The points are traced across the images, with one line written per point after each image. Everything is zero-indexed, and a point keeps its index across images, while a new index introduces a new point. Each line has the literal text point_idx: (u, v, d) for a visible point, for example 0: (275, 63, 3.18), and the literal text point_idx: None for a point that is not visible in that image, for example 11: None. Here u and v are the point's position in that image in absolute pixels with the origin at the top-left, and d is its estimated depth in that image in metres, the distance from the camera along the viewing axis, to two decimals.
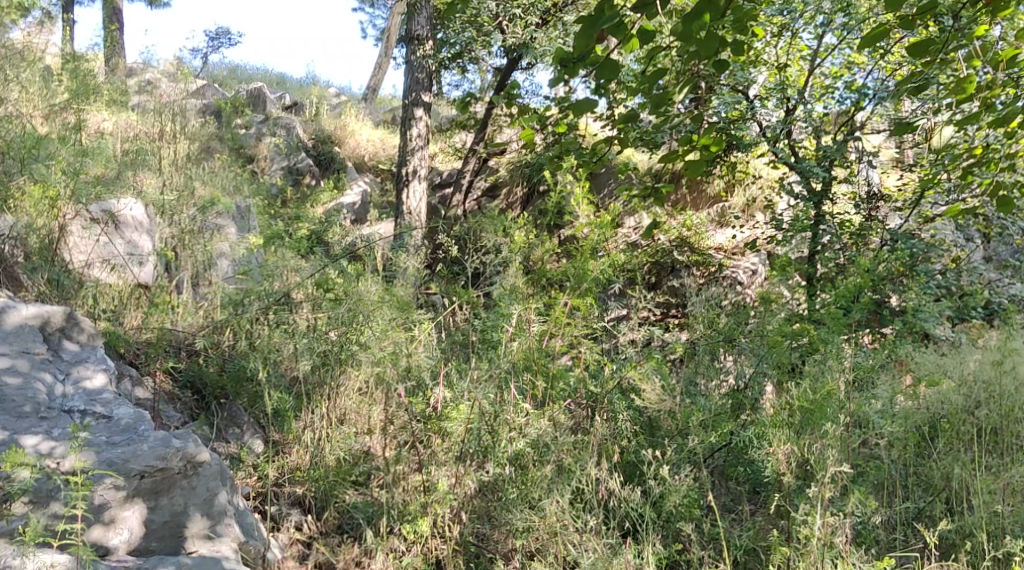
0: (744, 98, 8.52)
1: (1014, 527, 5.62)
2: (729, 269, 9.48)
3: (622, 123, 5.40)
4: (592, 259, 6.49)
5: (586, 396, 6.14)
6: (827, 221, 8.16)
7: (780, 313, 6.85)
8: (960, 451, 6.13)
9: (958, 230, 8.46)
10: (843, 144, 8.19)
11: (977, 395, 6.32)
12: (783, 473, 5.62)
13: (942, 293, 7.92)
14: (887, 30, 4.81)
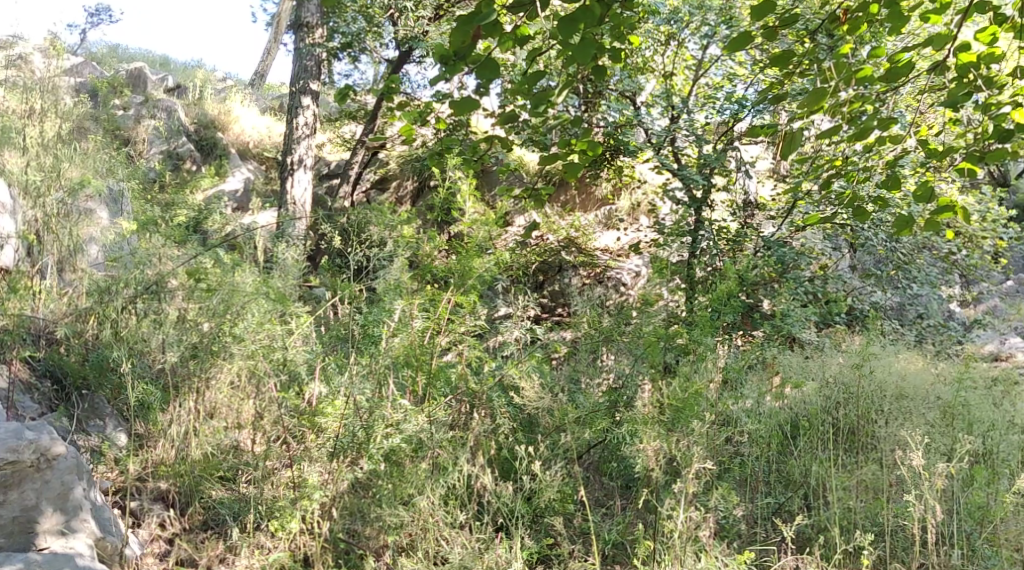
0: (631, 105, 8.78)
1: (865, 521, 5.96)
2: (614, 270, 9.75)
3: (500, 123, 5.40)
4: (477, 255, 6.44)
5: (467, 392, 6.07)
6: (706, 227, 8.49)
7: (659, 316, 6.95)
8: (817, 450, 6.46)
9: (827, 239, 8.72)
10: (723, 153, 8.36)
11: (837, 396, 6.61)
12: (652, 468, 5.74)
13: (810, 299, 8.26)
14: (751, 38, 4.89)
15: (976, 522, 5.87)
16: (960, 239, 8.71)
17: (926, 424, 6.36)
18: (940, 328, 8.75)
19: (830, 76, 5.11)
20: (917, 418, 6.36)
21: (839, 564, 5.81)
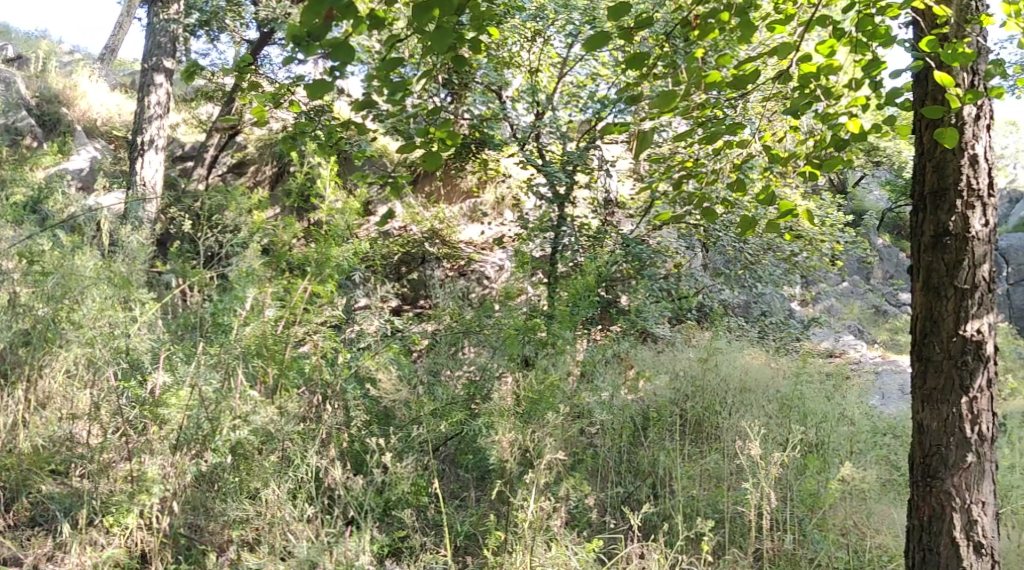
0: (496, 98, 8.84)
1: (706, 508, 6.41)
2: (477, 264, 9.80)
3: (355, 109, 5.20)
4: (336, 244, 6.20)
5: (320, 383, 5.96)
6: (568, 224, 8.66)
7: (519, 310, 6.94)
8: (663, 439, 7.00)
9: (681, 238, 9.08)
10: (587, 151, 8.57)
11: (686, 389, 7.37)
12: (506, 460, 5.75)
13: (664, 295, 8.59)
14: (609, 37, 4.91)
15: (806, 508, 6.50)
16: (802, 242, 8.92)
17: (764, 415, 7.21)
18: (783, 324, 9.18)
19: (681, 80, 5.22)
20: (757, 409, 7.22)
21: (682, 549, 6.24)
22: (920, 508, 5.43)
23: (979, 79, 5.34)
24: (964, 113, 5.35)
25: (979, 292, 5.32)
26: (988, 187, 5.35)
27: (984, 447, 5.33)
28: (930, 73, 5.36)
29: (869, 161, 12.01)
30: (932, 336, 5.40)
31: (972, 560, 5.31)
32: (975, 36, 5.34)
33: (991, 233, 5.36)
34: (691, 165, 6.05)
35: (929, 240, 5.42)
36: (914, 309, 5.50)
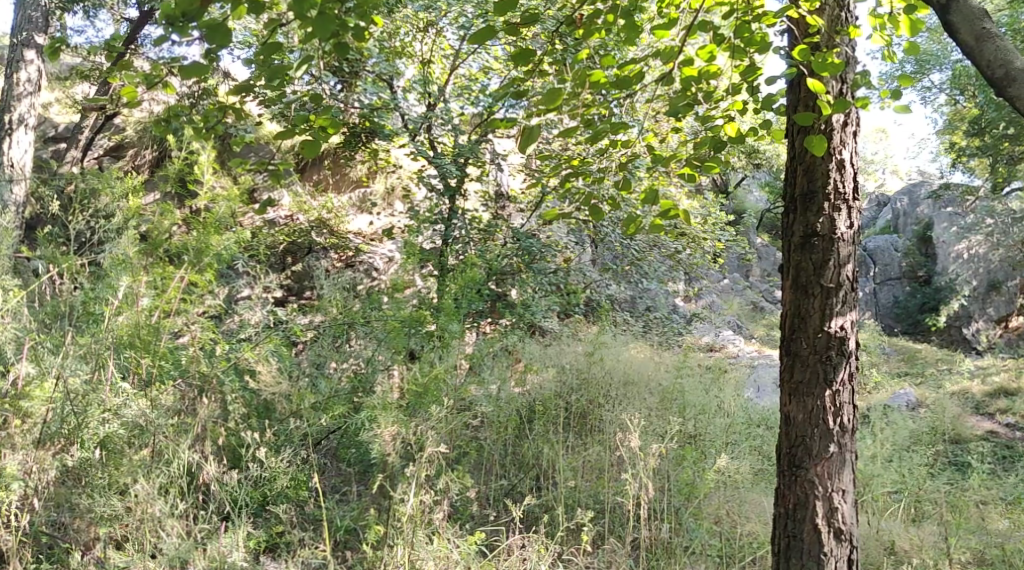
0: (387, 87, 8.69)
1: (587, 499, 6.67)
2: (366, 255, 9.64)
3: (232, 93, 5.04)
4: (217, 232, 5.99)
5: (197, 376, 5.75)
6: (459, 216, 8.66)
7: (407, 303, 6.87)
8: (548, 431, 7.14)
9: (570, 233, 9.22)
10: (477, 144, 8.53)
11: (572, 381, 7.50)
12: (388, 454, 5.66)
13: (552, 290, 8.70)
14: (495, 32, 4.91)
15: (683, 498, 6.76)
16: (685, 240, 9.12)
17: (646, 407, 7.45)
18: (666, 319, 9.47)
19: (566, 78, 5.28)
20: (640, 402, 7.44)
21: (562, 539, 6.43)
22: (785, 496, 5.60)
23: (847, 88, 5.53)
24: (833, 119, 5.50)
25: (844, 291, 5.51)
26: (854, 191, 5.53)
27: (845, 437, 5.53)
28: (802, 79, 5.53)
29: (750, 161, 12.31)
30: (799, 332, 5.58)
31: (833, 545, 5.50)
32: (843, 46, 5.54)
33: (855, 235, 5.55)
34: (577, 163, 6.10)
35: (798, 240, 5.58)
36: (783, 307, 5.66)
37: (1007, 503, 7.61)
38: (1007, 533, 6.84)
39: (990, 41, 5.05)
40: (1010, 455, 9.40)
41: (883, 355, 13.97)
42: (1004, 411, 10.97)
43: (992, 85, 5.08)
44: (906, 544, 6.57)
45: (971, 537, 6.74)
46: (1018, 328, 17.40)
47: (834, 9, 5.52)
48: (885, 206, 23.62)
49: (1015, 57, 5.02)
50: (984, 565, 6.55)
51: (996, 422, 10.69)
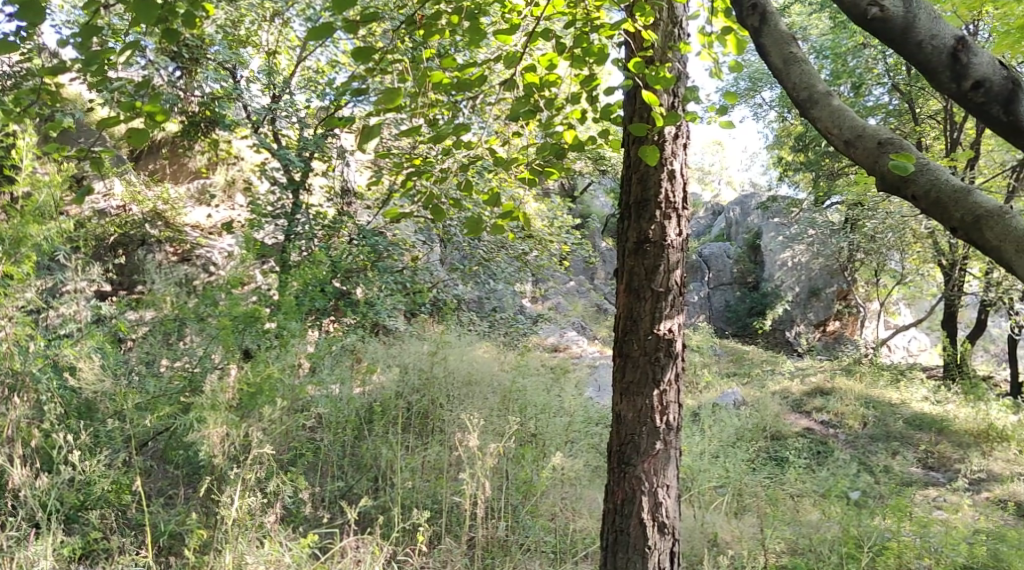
0: (229, 76, 8.37)
1: (425, 500, 6.63)
2: (203, 249, 9.42)
3: (49, 75, 4.77)
4: (35, 222, 5.67)
5: (7, 373, 5.52)
6: (303, 210, 8.48)
7: (244, 299, 6.70)
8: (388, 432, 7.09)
9: (417, 232, 9.21)
10: (322, 139, 8.42)
11: (414, 381, 7.51)
12: (215, 455, 5.53)
13: (397, 288, 8.67)
14: (333, 28, 4.83)
15: (521, 496, 6.84)
16: (532, 241, 9.22)
17: (486, 407, 7.56)
18: (511, 320, 9.79)
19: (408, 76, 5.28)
20: (480, 401, 7.57)
21: (397, 540, 6.37)
22: (614, 492, 5.71)
23: (678, 101, 5.80)
24: (665, 131, 5.66)
25: (672, 295, 5.67)
26: (683, 200, 5.70)
27: (670, 435, 5.69)
28: (638, 92, 5.76)
29: (596, 167, 12.57)
30: (630, 334, 5.71)
31: (657, 538, 5.65)
32: (675, 61, 5.77)
33: (684, 242, 5.73)
34: (419, 162, 6.07)
35: (631, 245, 5.71)
36: (617, 310, 5.79)
37: (820, 496, 7.97)
38: (817, 524, 7.09)
39: (797, 63, 4.53)
40: (823, 452, 9.85)
41: (715, 356, 14.52)
42: (819, 409, 11.50)
43: (797, 109, 4.54)
44: (727, 536, 6.87)
45: (787, 528, 7.02)
46: (834, 331, 18.38)
47: (668, 25, 5.77)
48: (720, 215, 24.55)
49: (820, 80, 4.50)
50: (797, 552, 6.87)
51: (813, 420, 11.22)
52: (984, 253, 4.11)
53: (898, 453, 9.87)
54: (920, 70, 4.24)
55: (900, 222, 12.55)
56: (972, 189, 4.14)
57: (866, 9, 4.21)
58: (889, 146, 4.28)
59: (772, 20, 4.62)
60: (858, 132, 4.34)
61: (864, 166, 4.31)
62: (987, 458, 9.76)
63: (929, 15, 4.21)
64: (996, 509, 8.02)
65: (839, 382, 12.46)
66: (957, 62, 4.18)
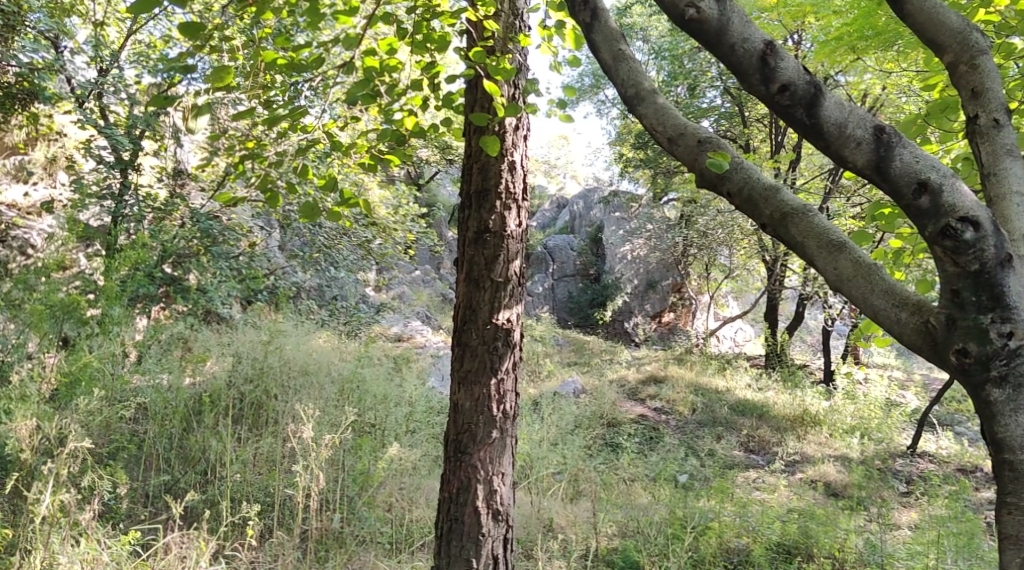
0: (52, 47, 7.93)
1: (256, 493, 6.45)
2: (20, 230, 8.84)
3: None
4: None
5: None
6: (132, 192, 8.12)
7: (63, 283, 6.38)
8: (217, 424, 6.81)
9: (254, 217, 8.97)
10: (153, 117, 8.10)
11: (246, 371, 7.34)
12: (23, 450, 5.27)
13: (232, 275, 8.40)
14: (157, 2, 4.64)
15: (357, 487, 6.78)
16: (376, 228, 9.09)
17: (322, 396, 7.47)
18: (353, 309, 9.87)
19: (238, 54, 5.13)
20: (317, 390, 7.48)
21: (224, 535, 6.18)
22: (450, 481, 5.70)
23: (519, 93, 5.86)
24: (505, 122, 5.68)
25: (511, 285, 5.71)
26: (523, 191, 5.75)
27: (507, 423, 5.73)
28: (479, 81, 5.80)
29: (443, 155, 12.56)
30: (469, 323, 5.71)
31: (490, 526, 5.68)
32: (515, 53, 5.82)
33: (523, 233, 5.78)
34: (252, 145, 5.89)
35: (472, 234, 5.70)
36: (456, 299, 5.77)
37: (650, 480, 8.29)
38: (646, 506, 7.36)
39: (625, 61, 4.62)
40: (655, 437, 10.12)
41: (556, 345, 14.76)
42: (653, 397, 11.83)
43: (625, 105, 4.62)
44: (562, 521, 7.03)
45: (618, 511, 7.27)
46: (669, 323, 18.86)
47: (509, 17, 5.81)
48: (565, 207, 24.91)
49: (647, 78, 4.59)
50: (626, 534, 7.03)
51: (647, 406, 11.51)
52: (790, 249, 4.24)
53: (723, 437, 10.27)
54: (733, 72, 4.25)
55: (729, 220, 13.27)
56: (781, 187, 4.27)
57: (683, 11, 4.20)
58: (708, 144, 4.39)
59: (603, 16, 4.69)
60: (681, 129, 4.44)
61: (685, 163, 4.42)
62: (803, 441, 10.27)
63: (741, 19, 4.21)
64: (809, 489, 8.47)
65: (671, 370, 12.85)
66: (765, 66, 4.18)
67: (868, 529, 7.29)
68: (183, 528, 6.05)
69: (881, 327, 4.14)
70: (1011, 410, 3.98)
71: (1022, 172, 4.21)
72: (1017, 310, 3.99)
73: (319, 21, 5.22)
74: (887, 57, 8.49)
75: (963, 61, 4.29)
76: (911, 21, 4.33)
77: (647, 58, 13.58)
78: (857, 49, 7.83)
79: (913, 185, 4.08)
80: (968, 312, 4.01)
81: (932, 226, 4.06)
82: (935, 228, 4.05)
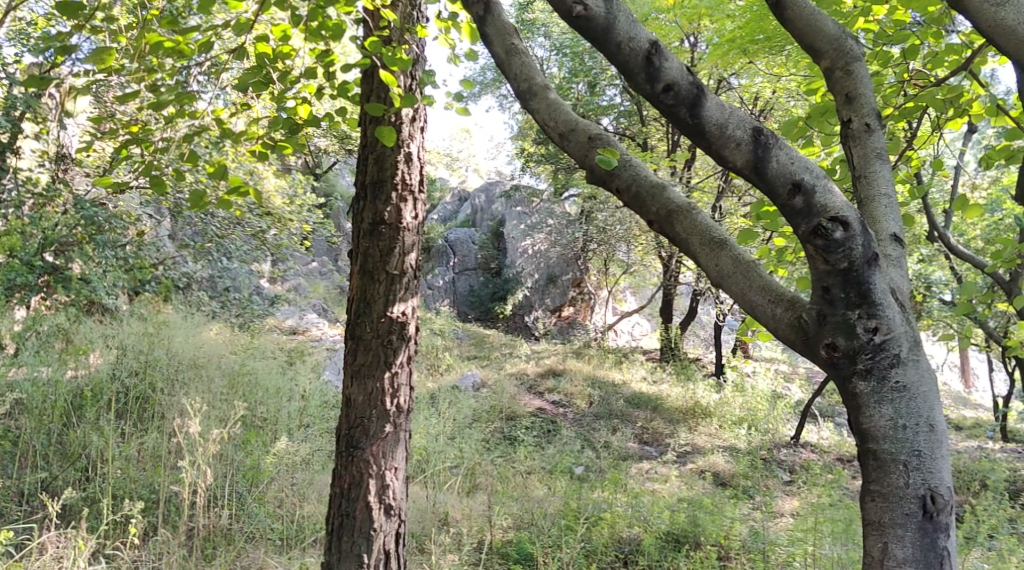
0: None
1: (139, 489, 6.24)
2: None
3: None
4: None
5: None
6: (11, 176, 7.80)
7: None
8: (98, 419, 6.60)
9: (142, 205, 8.71)
10: (35, 99, 7.78)
11: (131, 364, 7.18)
12: None
13: (118, 264, 8.13)
14: None
15: (247, 484, 6.65)
16: (271, 219, 8.91)
17: (210, 390, 7.30)
18: (245, 302, 9.80)
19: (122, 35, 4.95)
20: (206, 383, 7.32)
21: (105, 533, 5.97)
22: (341, 476, 5.63)
23: (416, 84, 5.82)
24: (402, 113, 5.63)
25: (407, 278, 5.66)
26: (419, 182, 5.71)
27: (400, 418, 5.69)
28: (376, 71, 5.74)
29: (342, 146, 12.41)
30: (363, 317, 5.64)
31: (382, 521, 5.62)
32: (413, 43, 5.77)
33: (419, 225, 5.74)
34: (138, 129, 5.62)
35: (367, 226, 5.63)
36: (350, 291, 5.70)
37: (546, 472, 8.34)
38: (541, 499, 7.40)
39: (518, 55, 4.62)
40: (552, 430, 10.15)
41: (454, 338, 14.75)
42: (551, 390, 11.87)
43: (518, 99, 4.62)
44: (458, 515, 7.02)
45: (513, 504, 7.27)
46: (569, 317, 18.91)
47: (406, 8, 5.77)
48: (466, 201, 24.85)
49: (540, 73, 4.60)
50: (521, 527, 7.03)
51: (545, 399, 11.51)
52: (674, 245, 4.30)
53: (618, 429, 10.39)
54: (619, 71, 4.29)
55: (627, 215, 13.49)
56: (668, 184, 4.32)
57: (570, 8, 4.22)
58: (598, 141, 4.41)
59: (497, 9, 4.68)
60: (572, 125, 4.46)
61: (575, 159, 4.44)
62: (694, 433, 10.45)
63: (627, 18, 4.25)
64: (699, 479, 8.64)
65: (569, 364, 12.93)
66: (650, 65, 4.22)
67: (751, 517, 7.46)
68: (60, 527, 5.83)
69: (758, 323, 4.24)
70: (875, 403, 4.08)
71: (890, 175, 4.34)
72: (884, 308, 4.09)
73: (210, 5, 5.09)
74: (777, 60, 8.70)
75: (839, 66, 4.41)
76: (791, 26, 4.43)
77: (548, 54, 13.65)
78: (748, 53, 8.02)
79: (788, 186, 4.16)
80: (836, 309, 4.11)
81: (805, 226, 4.15)
82: (807, 227, 4.13)
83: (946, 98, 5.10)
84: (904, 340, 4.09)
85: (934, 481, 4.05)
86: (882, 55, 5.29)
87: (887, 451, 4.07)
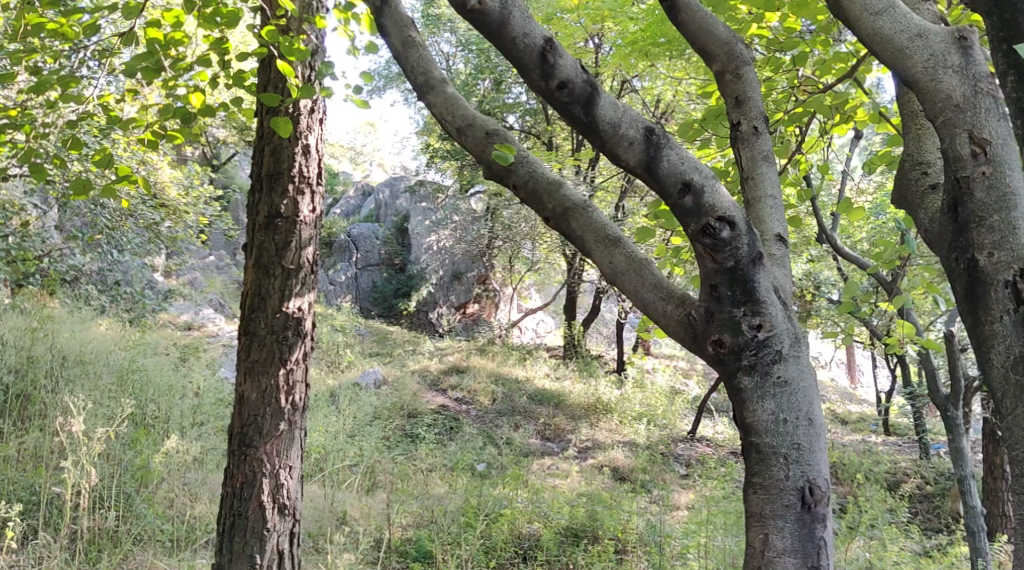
0: None
1: (18, 490, 5.99)
2: None
3: None
4: None
5: None
6: None
7: None
8: None
9: (28, 194, 8.36)
10: None
11: (12, 360, 6.95)
12: None
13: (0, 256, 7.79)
14: None
15: (136, 484, 6.46)
16: (166, 211, 8.43)
17: (97, 388, 7.06)
18: (134, 296, 9.61)
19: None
20: (92, 381, 7.08)
21: None
22: (234, 475, 5.48)
23: (315, 76, 5.72)
24: (300, 103, 5.52)
25: (303, 273, 5.55)
26: (316, 175, 5.60)
27: (295, 415, 5.58)
28: (273, 60, 5.61)
29: (242, 138, 12.16)
30: (257, 312, 5.50)
31: (276, 520, 5.50)
32: (311, 34, 5.66)
33: (316, 220, 5.64)
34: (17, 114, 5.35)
35: (262, 219, 5.50)
36: (244, 286, 5.56)
37: (447, 469, 8.28)
38: (441, 496, 7.34)
39: (415, 47, 4.56)
40: (454, 426, 10.11)
41: (355, 334, 14.61)
42: (454, 387, 11.82)
43: (415, 92, 4.56)
44: (356, 513, 6.92)
45: (413, 502, 7.21)
46: (474, 314, 18.93)
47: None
48: (371, 196, 24.64)
49: (438, 66, 4.55)
50: (421, 525, 6.96)
51: (447, 396, 11.44)
52: (568, 242, 4.31)
53: (520, 426, 10.41)
54: (515, 67, 4.27)
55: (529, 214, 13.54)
56: (564, 181, 4.32)
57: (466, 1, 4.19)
58: (494, 136, 4.37)
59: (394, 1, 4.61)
60: (469, 120, 4.42)
61: (472, 154, 4.40)
62: (595, 429, 10.53)
63: (523, 14, 4.25)
64: (598, 474, 8.72)
65: (472, 361, 12.91)
66: (545, 62, 4.21)
67: (648, 511, 7.54)
68: None
69: (649, 320, 4.27)
70: (758, 398, 4.13)
71: (777, 177, 4.41)
72: (768, 305, 4.15)
73: None
74: (678, 63, 8.82)
75: (729, 70, 4.47)
76: (685, 28, 4.51)
77: (454, 50, 13.61)
78: (649, 54, 8.11)
79: (678, 185, 4.20)
80: (723, 306, 4.16)
81: (694, 224, 4.19)
82: (696, 226, 4.18)
83: (834, 104, 5.22)
84: (786, 336, 4.15)
85: (813, 473, 4.11)
86: (774, 61, 5.39)
87: (769, 445, 4.13)
